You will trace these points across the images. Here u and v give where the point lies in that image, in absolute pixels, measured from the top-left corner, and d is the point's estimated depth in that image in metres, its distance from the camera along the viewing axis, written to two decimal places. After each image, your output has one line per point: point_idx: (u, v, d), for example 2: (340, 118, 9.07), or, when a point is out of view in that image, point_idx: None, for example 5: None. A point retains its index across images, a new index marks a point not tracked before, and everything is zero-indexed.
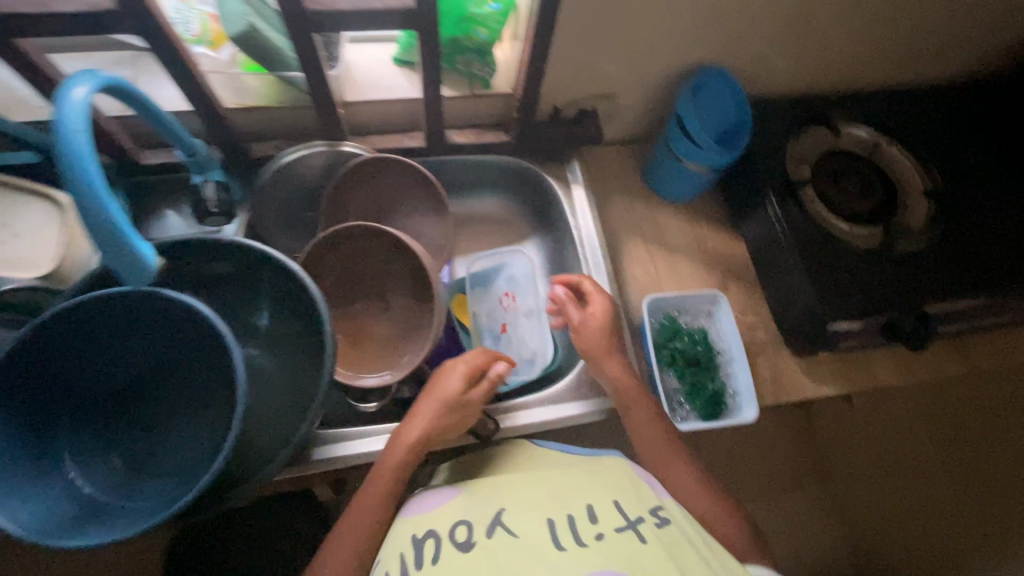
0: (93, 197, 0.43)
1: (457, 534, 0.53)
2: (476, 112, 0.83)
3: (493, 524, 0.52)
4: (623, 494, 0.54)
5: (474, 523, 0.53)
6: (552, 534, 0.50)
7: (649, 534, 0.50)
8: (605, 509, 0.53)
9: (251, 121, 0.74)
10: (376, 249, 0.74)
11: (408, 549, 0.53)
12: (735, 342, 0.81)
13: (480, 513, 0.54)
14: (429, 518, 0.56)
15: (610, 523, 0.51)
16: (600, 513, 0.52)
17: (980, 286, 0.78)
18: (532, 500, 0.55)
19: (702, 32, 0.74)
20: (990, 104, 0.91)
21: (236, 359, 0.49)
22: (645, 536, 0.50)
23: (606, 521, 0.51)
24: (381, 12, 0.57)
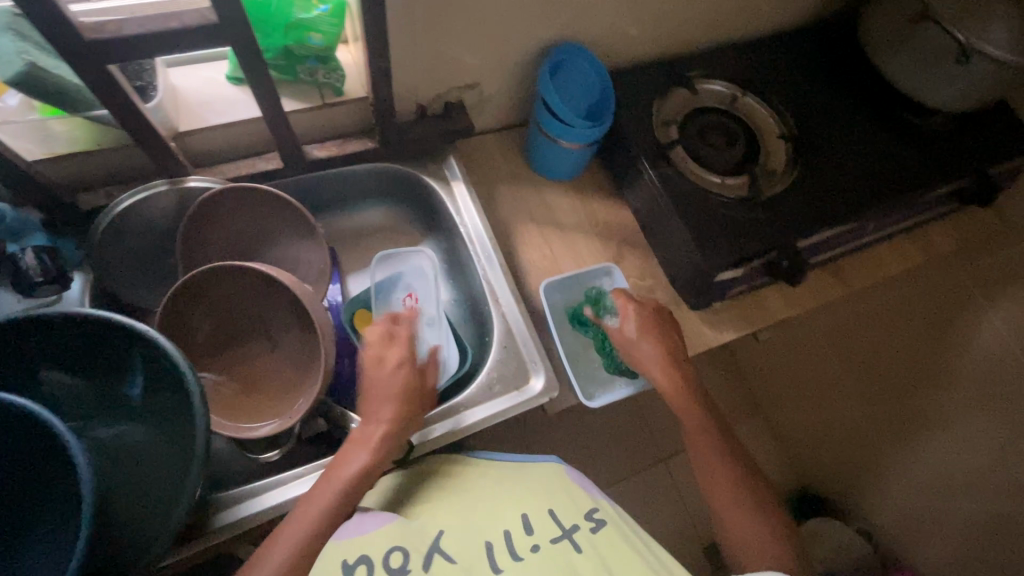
0: None
1: (393, 561, 0.56)
2: (333, 122, 0.78)
3: (430, 552, 0.57)
4: (558, 503, 0.61)
5: (410, 548, 0.57)
6: (490, 555, 0.57)
7: (583, 542, 0.57)
8: (539, 519, 0.59)
9: (66, 171, 0.66)
10: (247, 287, 0.68)
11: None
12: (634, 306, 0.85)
13: (416, 539, 0.58)
14: (363, 539, 0.58)
15: (545, 534, 0.58)
16: (534, 522, 0.59)
17: (845, 212, 0.83)
18: (470, 523, 0.59)
19: (545, 10, 0.74)
20: (826, 45, 0.98)
21: (76, 450, 0.44)
22: (579, 543, 0.57)
23: (541, 533, 0.58)
24: (181, 33, 0.51)
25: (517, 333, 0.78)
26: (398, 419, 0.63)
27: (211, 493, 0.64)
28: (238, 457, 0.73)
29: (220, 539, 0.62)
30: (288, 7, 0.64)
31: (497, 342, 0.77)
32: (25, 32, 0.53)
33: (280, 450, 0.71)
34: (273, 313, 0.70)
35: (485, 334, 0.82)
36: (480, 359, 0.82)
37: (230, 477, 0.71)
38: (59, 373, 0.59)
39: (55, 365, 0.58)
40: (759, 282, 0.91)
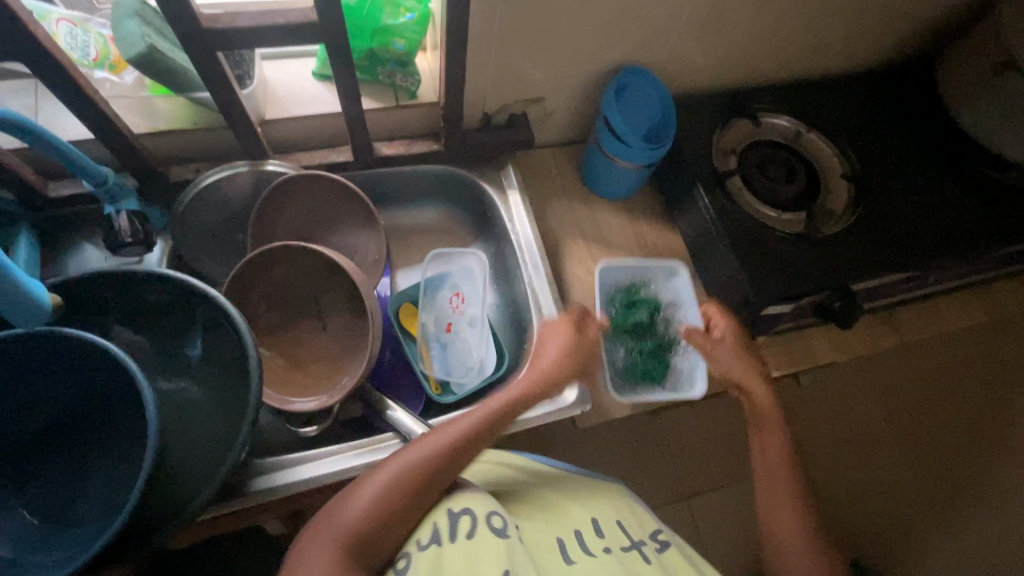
0: None
1: (494, 521, 0.55)
2: (404, 122, 0.82)
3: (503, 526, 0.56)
4: (624, 517, 0.61)
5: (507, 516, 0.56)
6: (567, 547, 0.55)
7: (652, 555, 0.56)
8: (609, 527, 0.59)
9: (164, 146, 0.72)
10: (308, 268, 0.73)
11: (443, 522, 0.55)
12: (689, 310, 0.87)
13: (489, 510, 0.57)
14: (468, 498, 0.58)
15: (616, 540, 0.57)
16: (605, 529, 0.59)
17: (906, 260, 0.81)
18: (542, 516, 0.59)
19: (618, 34, 0.76)
20: (901, 89, 0.96)
21: (146, 394, 0.47)
22: (649, 555, 0.56)
23: (610, 538, 0.57)
24: (285, 27, 0.56)
25: None
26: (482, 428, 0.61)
27: (251, 458, 0.68)
28: (278, 430, 0.76)
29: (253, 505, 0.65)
30: (378, 12, 0.70)
31: None
32: (148, 17, 0.60)
33: (318, 426, 0.72)
34: (328, 296, 0.74)
35: (525, 340, 0.83)
36: (516, 364, 0.83)
37: (268, 447, 0.75)
38: (130, 331, 0.64)
39: (132, 323, 0.64)
40: (807, 320, 0.89)
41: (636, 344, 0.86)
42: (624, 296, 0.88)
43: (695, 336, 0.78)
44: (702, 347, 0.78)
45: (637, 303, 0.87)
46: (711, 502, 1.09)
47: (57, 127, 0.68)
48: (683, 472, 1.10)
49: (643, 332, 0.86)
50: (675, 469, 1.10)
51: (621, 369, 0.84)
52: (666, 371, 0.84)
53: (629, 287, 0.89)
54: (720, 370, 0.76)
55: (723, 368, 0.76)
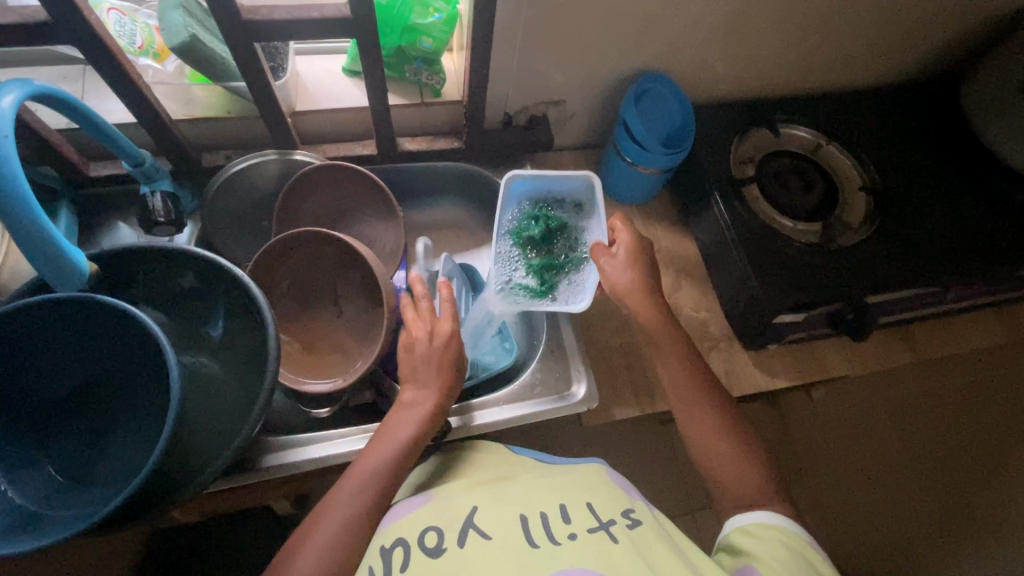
0: (29, 216, 0.47)
1: (427, 540, 0.53)
2: (427, 119, 0.85)
3: (463, 529, 0.53)
4: (595, 496, 0.57)
5: (445, 528, 0.54)
6: (525, 534, 0.52)
7: (620, 534, 0.52)
8: (575, 510, 0.55)
9: (199, 133, 0.76)
10: (328, 255, 0.75)
11: (378, 561, 0.54)
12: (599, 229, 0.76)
13: (448, 517, 0.55)
14: (399, 525, 0.56)
15: (582, 523, 0.53)
16: (571, 514, 0.55)
17: (923, 274, 0.80)
18: (501, 504, 0.56)
19: (640, 40, 0.77)
20: (925, 105, 0.96)
21: (171, 362, 0.49)
22: (616, 535, 0.52)
23: (578, 521, 0.54)
24: (318, 21, 0.59)
25: (566, 340, 0.80)
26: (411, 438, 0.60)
27: (266, 436, 0.70)
28: (292, 412, 0.78)
29: (261, 479, 0.67)
30: (408, 11, 0.72)
31: (544, 346, 0.80)
32: (192, 10, 0.63)
33: (330, 408, 0.75)
34: (345, 283, 0.76)
35: (534, 337, 0.84)
36: (525, 360, 0.84)
37: (282, 427, 0.77)
38: (156, 307, 0.67)
39: (159, 301, 0.66)
40: (819, 332, 0.88)
41: (530, 257, 0.75)
42: (526, 210, 0.77)
43: (596, 248, 0.72)
44: (600, 262, 0.72)
45: (538, 218, 0.76)
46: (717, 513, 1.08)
47: (101, 111, 0.72)
48: (690, 482, 1.09)
49: (540, 244, 0.76)
50: (681, 477, 1.10)
51: (508, 283, 0.75)
52: (555, 286, 0.74)
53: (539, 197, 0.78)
54: (610, 283, 0.72)
55: (615, 281, 0.71)
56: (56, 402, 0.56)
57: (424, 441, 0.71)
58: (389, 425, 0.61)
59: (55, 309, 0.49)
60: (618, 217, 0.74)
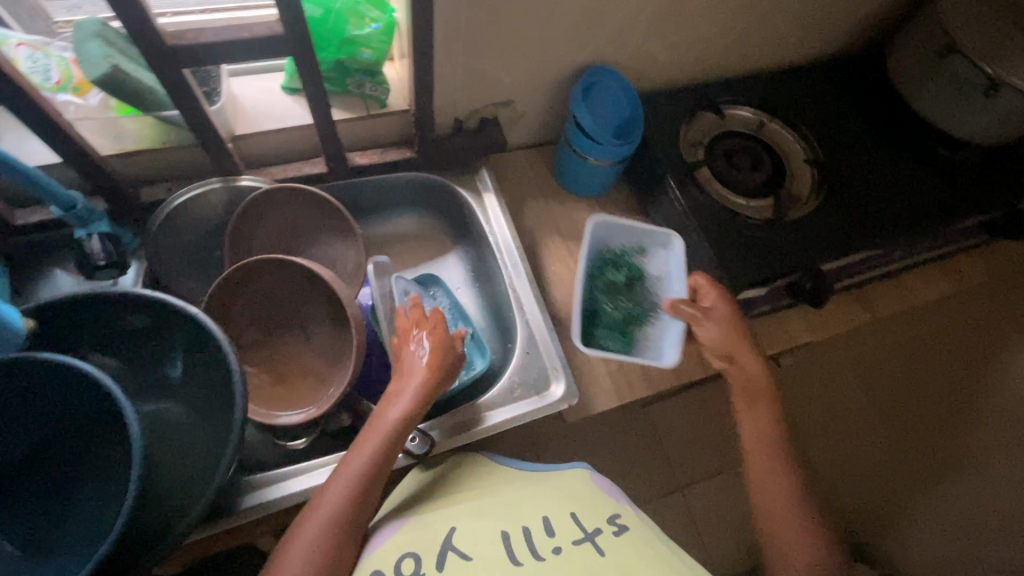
0: None
1: (404, 568, 0.53)
2: (375, 132, 0.83)
3: (442, 551, 0.53)
4: (579, 506, 0.57)
5: (423, 554, 0.53)
6: (510, 552, 0.52)
7: (607, 545, 0.52)
8: (560, 521, 0.55)
9: (134, 167, 0.72)
10: (287, 281, 0.73)
11: None
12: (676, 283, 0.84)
13: (426, 542, 0.54)
14: (374, 558, 0.55)
15: (568, 536, 0.54)
16: (557, 526, 0.55)
17: (873, 238, 0.84)
18: (479, 522, 0.56)
19: (580, 36, 0.78)
20: (855, 76, 1.00)
21: (129, 416, 0.46)
22: (603, 547, 0.52)
23: (563, 534, 0.54)
24: (250, 41, 0.57)
25: (539, 339, 0.80)
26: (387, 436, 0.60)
27: (241, 476, 0.67)
28: (266, 445, 0.75)
29: (241, 522, 0.65)
30: (343, 24, 0.70)
31: (519, 348, 0.80)
32: (110, 39, 0.60)
33: (306, 439, 0.73)
34: (308, 309, 0.74)
35: (508, 340, 0.84)
36: (501, 363, 0.84)
37: (258, 463, 0.74)
38: (109, 356, 0.63)
39: (108, 349, 0.63)
40: (780, 303, 0.91)
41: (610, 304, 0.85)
42: (605, 261, 0.88)
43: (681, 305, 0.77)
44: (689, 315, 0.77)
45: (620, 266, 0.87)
46: (705, 491, 1.10)
47: (22, 154, 0.67)
48: (677, 464, 1.11)
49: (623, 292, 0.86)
50: (669, 460, 1.11)
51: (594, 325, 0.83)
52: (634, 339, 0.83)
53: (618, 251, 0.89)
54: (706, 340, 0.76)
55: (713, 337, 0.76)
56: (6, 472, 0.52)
57: (409, 460, 0.70)
58: (368, 429, 0.61)
59: None
60: (702, 275, 0.80)
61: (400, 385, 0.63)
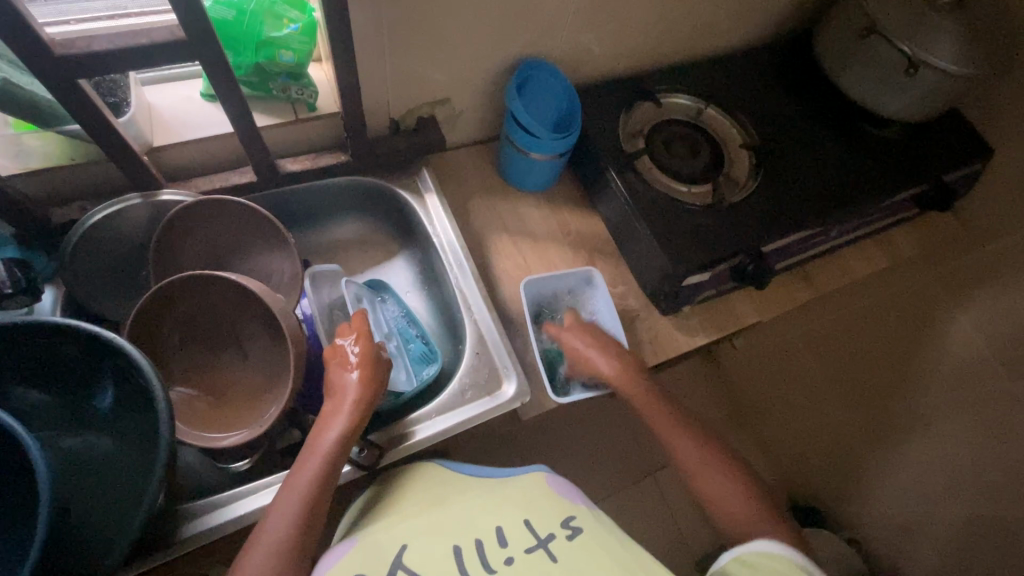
0: None
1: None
2: (306, 136, 0.80)
3: (394, 569, 0.52)
4: (533, 512, 0.57)
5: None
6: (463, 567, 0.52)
7: (559, 551, 0.53)
8: (513, 529, 0.55)
9: (41, 186, 0.67)
10: (219, 297, 0.69)
11: None
12: (609, 317, 0.86)
13: (376, 560, 0.52)
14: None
15: (521, 544, 0.54)
16: (510, 534, 0.55)
17: (810, 217, 0.86)
18: (432, 537, 0.55)
19: (509, 30, 0.77)
20: (786, 60, 1.03)
21: (32, 449, 0.45)
22: (556, 553, 0.53)
23: (516, 543, 0.54)
24: (150, 48, 0.54)
25: (489, 339, 0.79)
26: (326, 459, 0.59)
27: (180, 504, 0.64)
28: (210, 469, 0.72)
29: (184, 552, 0.62)
30: (259, 25, 0.67)
31: (469, 349, 0.79)
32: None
33: (251, 459, 0.71)
34: (244, 324, 0.71)
35: (459, 342, 0.83)
36: (454, 364, 0.83)
37: (202, 489, 0.71)
38: (27, 389, 0.59)
39: (24, 383, 0.59)
40: (728, 286, 0.93)
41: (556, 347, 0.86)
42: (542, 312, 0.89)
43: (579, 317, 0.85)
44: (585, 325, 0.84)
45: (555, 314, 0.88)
46: (671, 474, 1.12)
47: None
48: (643, 450, 1.13)
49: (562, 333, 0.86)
50: (634, 447, 1.13)
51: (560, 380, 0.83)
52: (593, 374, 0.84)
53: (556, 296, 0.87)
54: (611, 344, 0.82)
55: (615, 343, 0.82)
56: None
57: (360, 471, 0.68)
58: (306, 454, 0.59)
59: None
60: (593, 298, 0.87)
61: (334, 406, 0.62)
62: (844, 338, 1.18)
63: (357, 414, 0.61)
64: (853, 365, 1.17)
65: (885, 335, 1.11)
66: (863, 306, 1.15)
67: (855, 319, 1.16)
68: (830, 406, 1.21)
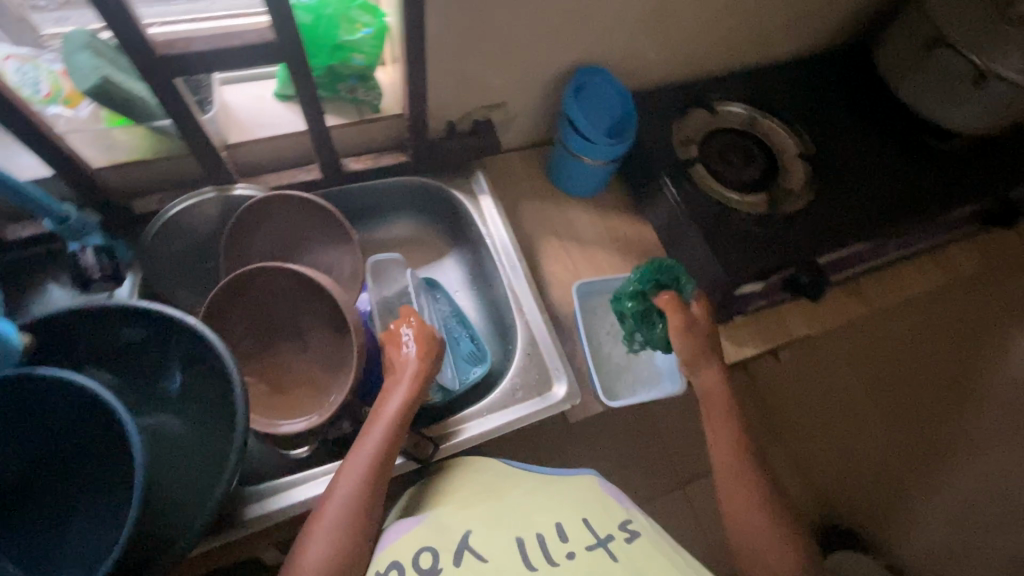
0: None
1: (421, 562, 0.53)
2: (368, 137, 0.83)
3: (459, 549, 0.53)
4: (594, 512, 0.57)
5: (440, 549, 0.54)
6: (523, 555, 0.52)
7: (619, 552, 0.52)
8: (574, 526, 0.55)
9: (126, 179, 0.72)
10: (284, 289, 0.72)
11: None
12: None
13: (443, 538, 0.55)
14: (389, 552, 0.55)
15: (581, 541, 0.53)
16: (570, 531, 0.54)
17: (868, 230, 0.85)
18: (494, 524, 0.56)
19: (570, 36, 0.78)
20: (843, 69, 1.01)
21: (131, 430, 0.47)
22: (616, 553, 0.52)
23: (577, 540, 0.53)
24: (240, 49, 0.57)
25: (540, 341, 0.80)
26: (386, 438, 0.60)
27: (243, 487, 0.66)
28: (266, 456, 0.74)
29: (245, 533, 0.64)
30: (334, 29, 0.70)
31: (520, 350, 0.80)
32: (101, 51, 0.60)
33: (309, 447, 0.73)
34: (306, 316, 0.74)
35: (509, 342, 0.84)
36: (503, 364, 0.84)
37: (259, 474, 0.74)
38: (105, 369, 0.62)
39: (104, 363, 0.62)
40: (779, 296, 0.92)
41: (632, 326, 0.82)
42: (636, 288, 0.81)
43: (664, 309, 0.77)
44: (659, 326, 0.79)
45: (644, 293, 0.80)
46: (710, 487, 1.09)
47: (11, 166, 0.66)
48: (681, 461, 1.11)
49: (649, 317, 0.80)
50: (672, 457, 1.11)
51: (609, 384, 0.83)
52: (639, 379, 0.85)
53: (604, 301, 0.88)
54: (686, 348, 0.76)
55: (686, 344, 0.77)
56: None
57: (414, 463, 0.70)
58: (369, 423, 0.62)
59: None
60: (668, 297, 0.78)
61: (394, 379, 0.64)
62: (891, 351, 1.10)
63: (416, 386, 0.63)
64: (900, 379, 1.10)
65: (930, 353, 1.11)
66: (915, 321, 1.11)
67: (903, 332, 1.11)
68: (875, 424, 1.08)
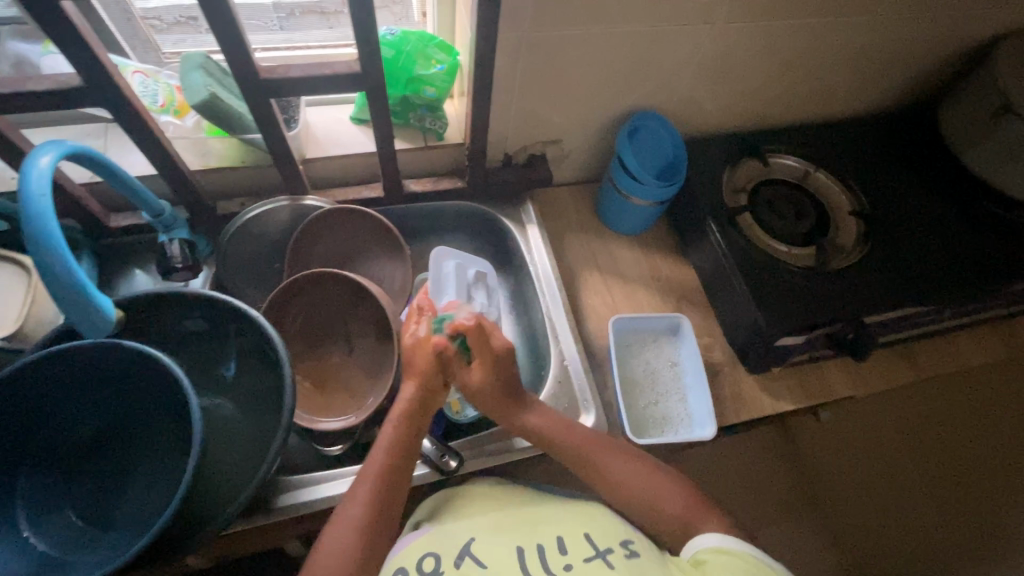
0: (53, 248, 0.48)
1: (425, 566, 0.57)
2: (431, 162, 0.89)
3: (462, 554, 0.57)
4: (592, 528, 0.59)
5: (444, 554, 0.57)
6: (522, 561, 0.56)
7: (616, 562, 0.54)
8: (574, 542, 0.57)
9: (215, 181, 0.80)
10: (338, 294, 0.78)
11: None
12: (694, 364, 0.85)
13: (449, 542, 0.59)
14: (403, 554, 0.59)
15: (579, 554, 0.56)
16: (569, 544, 0.57)
17: (921, 295, 0.82)
18: (497, 536, 0.59)
19: (628, 84, 0.83)
20: (905, 132, 1.00)
21: (194, 404, 0.51)
22: (613, 562, 0.54)
23: (575, 553, 0.56)
24: (331, 77, 0.64)
25: (572, 370, 0.81)
26: (401, 428, 0.63)
27: (278, 476, 0.70)
28: (303, 450, 0.78)
29: (273, 520, 0.67)
30: (412, 64, 0.78)
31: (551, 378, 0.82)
32: (211, 70, 0.68)
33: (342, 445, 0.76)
34: (355, 322, 0.79)
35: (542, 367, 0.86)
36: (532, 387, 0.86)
37: (294, 465, 0.78)
38: (174, 349, 0.69)
39: (174, 345, 0.68)
40: (821, 352, 0.89)
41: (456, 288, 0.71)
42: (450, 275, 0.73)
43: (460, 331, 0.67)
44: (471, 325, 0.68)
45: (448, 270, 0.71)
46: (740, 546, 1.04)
47: (124, 164, 0.77)
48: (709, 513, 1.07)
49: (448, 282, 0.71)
50: None
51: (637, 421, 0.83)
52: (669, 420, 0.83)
53: (638, 338, 0.89)
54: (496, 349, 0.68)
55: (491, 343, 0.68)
56: (77, 448, 0.59)
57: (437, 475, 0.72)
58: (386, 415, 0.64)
59: (73, 360, 0.52)
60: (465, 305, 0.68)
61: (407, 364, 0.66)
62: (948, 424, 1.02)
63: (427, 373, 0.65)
64: (955, 452, 1.01)
65: (996, 428, 1.02)
66: (983, 395, 1.03)
67: (965, 408, 1.03)
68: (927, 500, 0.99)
